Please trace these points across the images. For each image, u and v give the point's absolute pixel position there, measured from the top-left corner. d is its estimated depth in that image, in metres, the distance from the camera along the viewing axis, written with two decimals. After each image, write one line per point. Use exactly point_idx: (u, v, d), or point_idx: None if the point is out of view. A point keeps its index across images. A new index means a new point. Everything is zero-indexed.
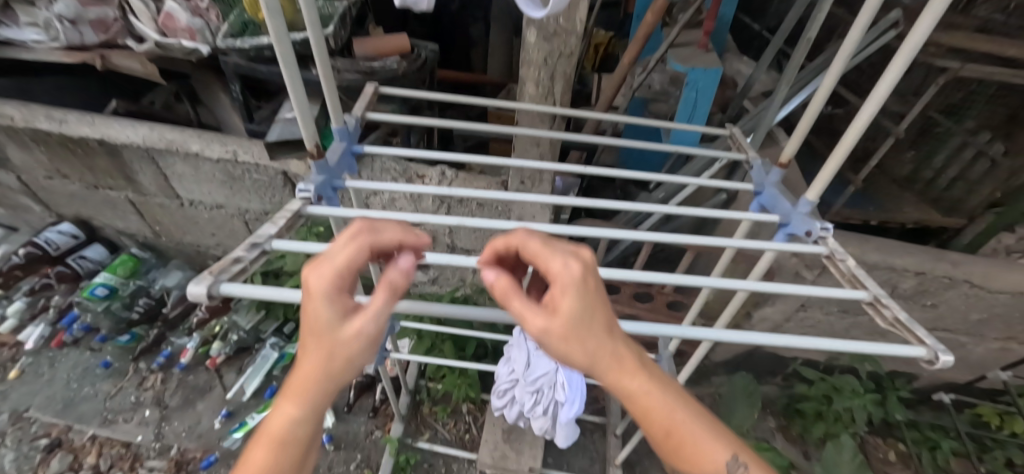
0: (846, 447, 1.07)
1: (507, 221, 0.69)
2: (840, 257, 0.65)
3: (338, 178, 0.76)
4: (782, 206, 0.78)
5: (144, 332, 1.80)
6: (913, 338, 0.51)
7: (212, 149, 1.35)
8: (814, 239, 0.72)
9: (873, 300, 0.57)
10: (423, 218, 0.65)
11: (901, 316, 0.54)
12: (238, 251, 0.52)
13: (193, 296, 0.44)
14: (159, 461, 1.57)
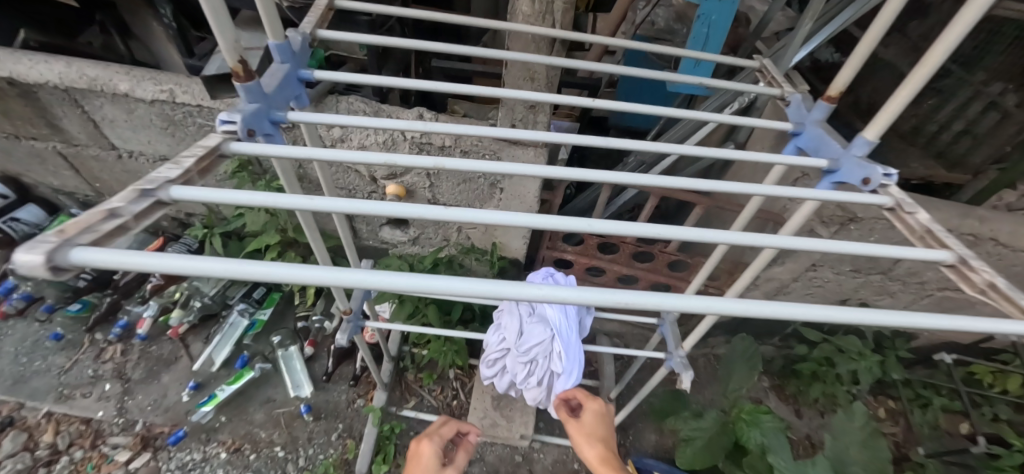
0: (857, 413, 1.01)
1: (499, 165, 0.51)
2: (909, 209, 0.54)
3: (277, 108, 0.58)
4: (832, 149, 0.65)
5: (97, 299, 1.65)
6: (1016, 310, 0.39)
7: (144, 88, 1.14)
8: (871, 189, 0.60)
9: (957, 262, 0.46)
10: (390, 159, 0.48)
11: (998, 281, 0.43)
12: (115, 200, 0.36)
13: (27, 270, 0.28)
14: (124, 437, 1.46)
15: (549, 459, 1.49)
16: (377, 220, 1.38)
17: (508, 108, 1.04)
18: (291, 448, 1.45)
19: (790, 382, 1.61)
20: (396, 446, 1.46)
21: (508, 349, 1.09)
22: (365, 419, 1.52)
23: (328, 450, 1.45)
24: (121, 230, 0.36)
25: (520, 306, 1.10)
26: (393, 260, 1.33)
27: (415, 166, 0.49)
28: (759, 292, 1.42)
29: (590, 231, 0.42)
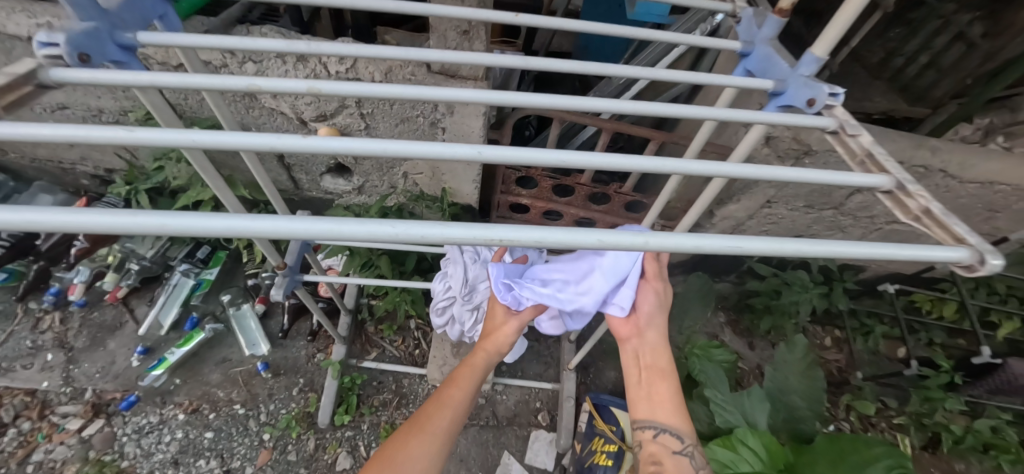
0: (798, 346, 1.04)
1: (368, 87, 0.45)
2: (851, 132, 0.50)
3: (124, 29, 0.47)
4: (780, 68, 0.58)
5: (24, 268, 1.51)
6: (949, 237, 0.39)
7: (17, 22, 0.95)
8: (816, 110, 0.55)
9: (894, 187, 0.44)
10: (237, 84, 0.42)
11: (933, 206, 0.41)
12: None
13: None
14: (73, 406, 1.42)
15: (511, 399, 1.55)
16: (316, 168, 1.28)
17: (440, 34, 0.93)
18: (251, 405, 1.44)
19: (743, 317, 1.67)
20: (359, 397, 1.47)
21: (456, 297, 1.07)
22: (326, 372, 1.51)
23: (290, 404, 1.45)
24: None
25: (466, 252, 1.07)
26: (337, 212, 1.26)
27: (285, 89, 0.45)
28: (716, 229, 1.40)
29: (478, 159, 0.39)
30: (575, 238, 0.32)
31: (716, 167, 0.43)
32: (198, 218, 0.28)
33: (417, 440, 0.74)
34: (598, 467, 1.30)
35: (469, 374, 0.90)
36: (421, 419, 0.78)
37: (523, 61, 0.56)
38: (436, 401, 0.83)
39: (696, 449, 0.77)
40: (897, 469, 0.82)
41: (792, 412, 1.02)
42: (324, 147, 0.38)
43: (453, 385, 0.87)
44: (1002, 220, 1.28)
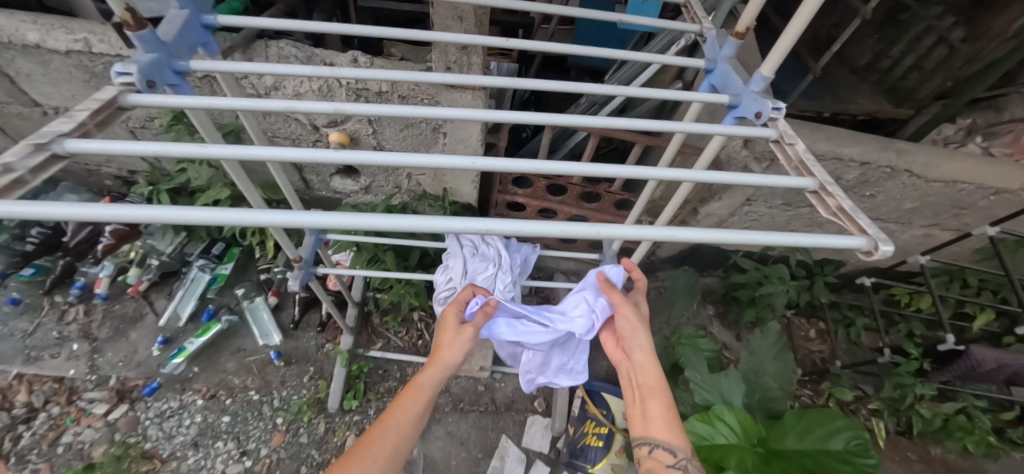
0: (771, 332, 1.14)
1: (393, 108, 0.62)
2: (788, 141, 0.59)
3: (179, 58, 0.58)
4: (735, 85, 0.68)
5: (50, 263, 1.60)
6: (855, 228, 0.48)
7: (56, 38, 1.03)
8: (763, 122, 0.64)
9: (818, 188, 0.53)
10: (287, 105, 0.56)
11: (846, 205, 0.50)
12: (6, 155, 0.38)
13: None
14: (99, 392, 1.51)
15: (508, 387, 1.64)
16: (326, 170, 1.38)
17: (441, 50, 1.03)
18: (265, 391, 1.53)
19: (730, 309, 1.76)
20: (365, 384, 1.57)
21: (456, 287, 1.14)
22: (335, 361, 1.61)
23: (301, 391, 1.55)
24: (20, 183, 0.38)
25: (464, 245, 1.16)
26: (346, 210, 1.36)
27: (316, 110, 0.57)
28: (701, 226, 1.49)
29: (474, 167, 0.47)
30: (548, 232, 0.41)
31: (657, 172, 0.55)
32: (265, 214, 0.37)
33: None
34: (591, 448, 1.45)
35: (417, 392, 0.80)
36: (361, 454, 0.67)
37: (510, 82, 0.74)
38: (378, 428, 0.72)
39: (690, 463, 0.70)
40: (855, 439, 0.93)
41: (765, 392, 1.12)
42: (349, 159, 0.45)
43: (398, 409, 0.76)
44: (969, 217, 1.37)
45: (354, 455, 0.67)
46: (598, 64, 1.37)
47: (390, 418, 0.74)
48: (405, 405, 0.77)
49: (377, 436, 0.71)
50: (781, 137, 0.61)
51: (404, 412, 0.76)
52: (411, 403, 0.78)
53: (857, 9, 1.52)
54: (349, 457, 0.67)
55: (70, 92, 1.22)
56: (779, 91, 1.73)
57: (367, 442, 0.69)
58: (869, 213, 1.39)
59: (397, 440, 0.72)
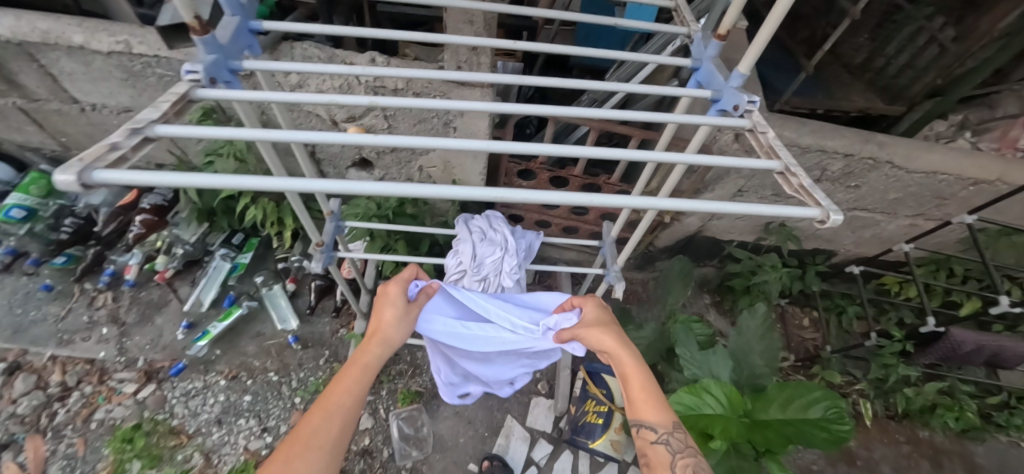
0: (758, 312, 1.21)
1: (419, 102, 0.71)
2: (761, 131, 0.70)
3: (234, 58, 0.69)
4: (718, 82, 0.78)
5: (80, 252, 1.69)
6: (811, 200, 0.57)
7: (100, 40, 1.13)
8: (740, 113, 0.75)
9: (783, 170, 0.62)
10: (331, 99, 0.65)
11: (805, 183, 0.59)
12: (114, 136, 0.48)
13: (62, 186, 0.40)
14: (128, 372, 1.61)
15: None
16: (343, 163, 1.47)
17: (452, 50, 1.12)
18: (284, 373, 1.63)
19: (725, 298, 1.84)
20: None
21: (465, 271, 1.21)
22: (349, 345, 1.70)
23: (318, 372, 1.64)
24: (124, 159, 0.48)
25: (473, 232, 1.24)
26: (362, 200, 1.45)
27: (353, 104, 0.67)
28: (695, 217, 1.57)
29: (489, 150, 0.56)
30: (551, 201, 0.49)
31: (648, 154, 0.63)
32: (314, 183, 0.44)
33: (302, 461, 0.59)
34: (591, 424, 1.52)
35: (360, 374, 0.78)
36: (304, 436, 0.63)
37: (518, 79, 0.83)
38: (320, 410, 0.68)
39: (673, 437, 0.65)
40: (832, 408, 0.99)
41: (753, 368, 1.19)
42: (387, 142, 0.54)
43: (338, 390, 0.73)
44: (951, 206, 1.44)
45: (296, 438, 0.62)
46: (599, 63, 1.46)
47: (330, 400, 0.70)
48: (346, 386, 0.74)
49: (319, 415, 0.67)
50: (754, 127, 0.72)
51: (344, 392, 0.72)
52: (352, 383, 0.75)
53: (846, 9, 1.60)
54: (290, 442, 0.62)
55: (107, 90, 1.32)
56: (773, 88, 1.80)
57: (309, 424, 0.65)
58: (855, 203, 1.47)
59: (342, 421, 0.68)
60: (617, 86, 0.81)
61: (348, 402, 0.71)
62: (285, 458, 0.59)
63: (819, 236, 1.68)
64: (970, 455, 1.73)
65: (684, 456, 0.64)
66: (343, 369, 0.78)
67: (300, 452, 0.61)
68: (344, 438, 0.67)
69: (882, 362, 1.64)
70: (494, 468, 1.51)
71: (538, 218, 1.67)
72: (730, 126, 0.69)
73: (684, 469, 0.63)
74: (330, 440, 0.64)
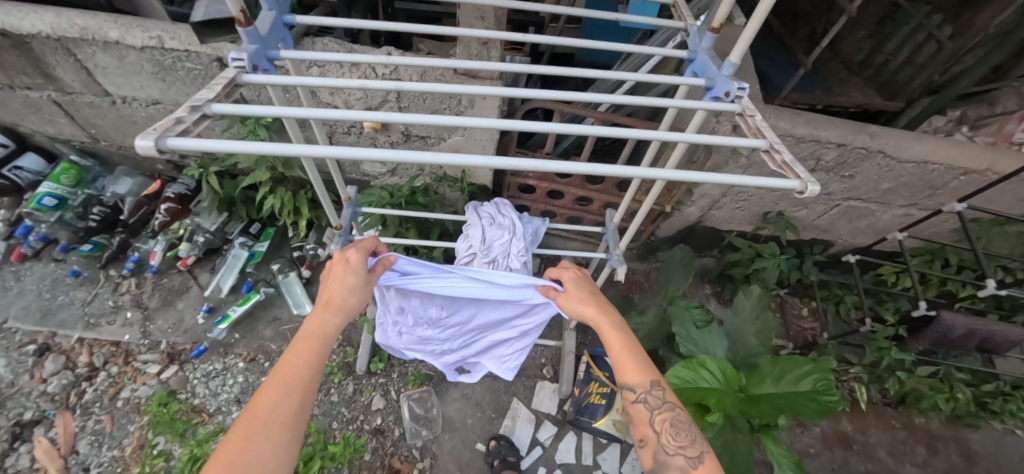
0: (753, 294, 1.28)
1: (438, 86, 0.80)
2: (750, 114, 0.77)
3: (271, 48, 0.76)
4: (711, 71, 0.85)
5: (106, 240, 1.79)
6: (792, 174, 0.63)
7: (134, 35, 1.21)
8: (732, 99, 0.81)
9: (768, 147, 0.69)
10: (360, 83, 0.77)
11: (788, 159, 0.65)
12: (179, 111, 0.55)
13: (143, 149, 0.48)
14: (151, 354, 1.68)
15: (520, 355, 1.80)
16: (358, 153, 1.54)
17: (465, 46, 1.19)
18: None
19: (725, 287, 1.91)
20: (390, 350, 1.74)
21: (476, 254, 1.27)
22: (361, 330, 1.77)
23: (332, 355, 1.71)
24: (187, 131, 0.56)
25: (482, 217, 1.31)
26: (376, 189, 1.53)
27: (380, 88, 0.78)
28: (696, 207, 1.63)
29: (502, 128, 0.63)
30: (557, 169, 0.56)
31: (646, 133, 0.70)
32: (350, 149, 0.51)
33: (265, 443, 0.53)
34: (594, 405, 1.59)
35: (317, 343, 0.68)
36: (262, 415, 0.55)
37: (528, 68, 0.89)
38: (278, 383, 0.60)
39: (651, 396, 0.67)
40: (822, 380, 1.05)
41: (749, 348, 1.25)
42: (413, 120, 0.61)
43: (294, 359, 0.64)
44: (942, 196, 1.49)
45: (253, 417, 0.55)
46: (604, 58, 1.52)
47: (286, 373, 0.61)
48: (302, 355, 0.65)
49: (279, 390, 0.58)
50: (744, 111, 0.79)
51: (302, 363, 0.64)
52: (309, 354, 0.65)
53: (843, 6, 1.65)
54: (247, 421, 0.54)
55: (137, 84, 1.40)
56: (772, 84, 1.86)
57: (266, 399, 0.57)
58: (851, 193, 1.52)
59: (302, 395, 0.60)
60: (624, 75, 0.88)
61: (306, 375, 0.63)
62: (246, 439, 0.52)
63: (817, 226, 1.74)
64: (966, 442, 1.76)
65: (662, 412, 0.67)
66: (296, 338, 0.67)
67: (261, 432, 0.54)
68: (308, 410, 0.60)
69: (875, 346, 1.72)
70: (501, 447, 1.57)
71: (543, 208, 1.74)
72: (721, 110, 0.76)
73: (663, 424, 0.66)
74: (293, 417, 0.57)
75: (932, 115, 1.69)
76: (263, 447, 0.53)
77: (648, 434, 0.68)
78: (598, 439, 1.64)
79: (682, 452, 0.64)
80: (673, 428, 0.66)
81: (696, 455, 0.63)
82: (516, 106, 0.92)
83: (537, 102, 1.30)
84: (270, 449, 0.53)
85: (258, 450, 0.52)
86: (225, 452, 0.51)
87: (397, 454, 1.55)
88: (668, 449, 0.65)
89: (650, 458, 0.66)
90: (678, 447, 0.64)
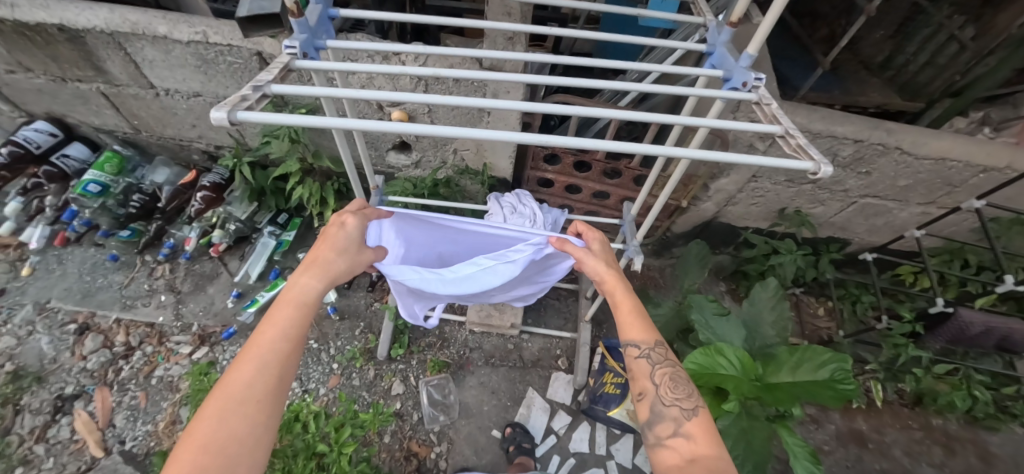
0: (769, 286, 1.32)
1: (472, 74, 0.85)
2: (766, 103, 0.81)
3: (317, 38, 0.83)
4: (729, 62, 0.89)
5: (143, 226, 1.89)
6: (807, 156, 0.66)
7: (181, 31, 1.29)
8: (749, 89, 0.85)
9: (784, 133, 0.73)
10: (402, 72, 0.81)
11: (802, 143, 0.69)
12: (244, 89, 0.63)
13: (217, 120, 0.55)
14: (184, 335, 1.75)
15: (536, 346, 1.84)
16: (384, 145, 1.62)
17: (492, 40, 1.25)
18: (323, 341, 1.76)
19: (740, 284, 1.94)
20: (409, 337, 1.79)
21: None
22: (381, 317, 1.84)
23: (354, 341, 1.77)
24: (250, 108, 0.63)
25: (504, 206, 1.36)
26: (401, 181, 1.59)
27: (420, 76, 0.82)
28: (711, 202, 1.65)
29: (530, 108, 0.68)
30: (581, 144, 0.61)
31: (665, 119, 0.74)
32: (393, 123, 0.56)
33: (242, 420, 0.52)
34: (608, 395, 1.61)
35: (296, 311, 0.65)
36: (238, 392, 0.53)
37: (554, 59, 0.93)
38: (256, 357, 0.57)
39: (654, 351, 0.72)
40: (839, 369, 1.06)
41: (764, 338, 1.28)
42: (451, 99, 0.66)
43: (269, 331, 0.61)
44: (961, 194, 1.49)
45: (226, 394, 0.53)
46: (623, 54, 1.55)
47: (263, 345, 0.59)
48: (277, 327, 0.62)
49: (255, 365, 0.56)
50: (761, 100, 0.83)
51: (278, 336, 0.61)
52: (287, 323, 0.63)
53: (861, 6, 1.67)
54: (218, 399, 0.52)
55: (180, 77, 1.49)
56: (790, 84, 1.88)
57: (242, 375, 0.55)
58: (867, 190, 1.54)
59: (280, 367, 0.59)
60: (648, 66, 0.91)
61: (285, 349, 0.60)
62: (220, 418, 0.51)
63: (832, 222, 1.75)
64: (984, 444, 1.73)
65: (663, 367, 0.72)
66: (274, 305, 0.64)
67: (237, 409, 0.52)
68: (286, 385, 0.58)
69: (892, 342, 1.75)
70: (516, 434, 1.61)
71: (561, 202, 1.78)
72: (739, 99, 0.79)
73: (662, 378, 0.71)
74: (271, 393, 0.56)
75: (954, 116, 1.69)
76: (242, 425, 0.51)
77: (647, 387, 0.72)
78: (612, 429, 1.67)
79: (677, 403, 0.68)
80: (671, 381, 0.71)
81: (692, 406, 0.67)
82: (541, 95, 0.96)
83: (557, 97, 1.34)
84: (249, 427, 0.52)
85: (236, 427, 0.51)
86: (200, 431, 0.49)
87: (416, 438, 1.60)
88: (665, 401, 0.69)
89: (646, 410, 0.70)
90: (674, 398, 0.69)
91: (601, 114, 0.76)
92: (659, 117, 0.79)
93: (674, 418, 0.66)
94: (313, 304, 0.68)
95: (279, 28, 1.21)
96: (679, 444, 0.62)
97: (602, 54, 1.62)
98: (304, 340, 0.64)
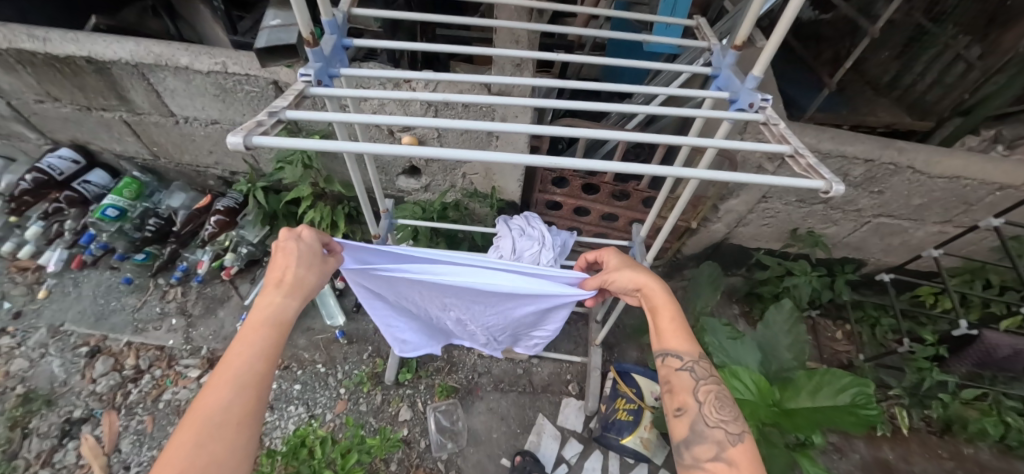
0: (784, 308, 1.28)
1: (481, 98, 0.86)
2: (773, 122, 0.81)
3: (331, 66, 0.86)
4: (735, 84, 0.90)
5: (157, 250, 1.92)
6: (818, 176, 0.65)
7: (201, 61, 1.34)
8: (755, 110, 0.85)
9: (793, 153, 0.73)
10: (412, 97, 0.83)
11: (812, 162, 0.69)
12: (260, 116, 0.64)
13: (233, 144, 0.56)
14: (193, 359, 1.75)
15: (546, 370, 1.81)
16: (395, 170, 1.65)
17: (500, 67, 1.28)
18: (331, 364, 1.75)
19: (753, 307, 1.90)
20: (417, 362, 1.77)
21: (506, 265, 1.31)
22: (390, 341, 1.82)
23: (361, 365, 1.76)
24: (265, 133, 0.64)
25: (512, 228, 1.36)
26: (410, 204, 1.60)
27: (430, 101, 0.84)
28: (721, 223, 1.64)
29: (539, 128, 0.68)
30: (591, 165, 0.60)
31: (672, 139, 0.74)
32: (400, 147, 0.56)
33: (219, 445, 0.51)
34: (620, 422, 1.58)
35: (270, 331, 0.63)
36: (213, 416, 0.52)
37: (560, 83, 0.93)
38: (229, 380, 0.56)
39: (698, 366, 0.70)
40: (861, 393, 1.03)
41: (781, 362, 1.25)
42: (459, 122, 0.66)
43: (241, 353, 0.59)
44: (977, 212, 1.47)
45: (201, 420, 0.51)
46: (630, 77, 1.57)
47: (236, 368, 0.57)
48: (250, 348, 0.60)
49: (230, 388, 0.55)
50: (769, 121, 0.82)
51: (252, 357, 0.59)
52: (262, 344, 0.61)
53: (863, 28, 1.69)
54: (193, 425, 0.51)
55: (199, 105, 1.53)
56: (798, 104, 1.88)
57: (217, 399, 0.54)
58: (880, 210, 1.52)
59: (254, 388, 0.57)
60: (655, 89, 0.91)
61: (260, 370, 0.59)
62: (196, 443, 0.50)
63: (846, 243, 1.72)
64: None
65: (707, 383, 0.69)
66: (244, 327, 0.62)
67: (214, 433, 0.51)
68: (263, 406, 0.58)
69: (915, 367, 1.69)
70: (526, 463, 1.56)
71: (570, 225, 1.77)
72: (746, 120, 0.80)
73: (706, 395, 0.69)
74: (247, 416, 0.55)
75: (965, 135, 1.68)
76: (220, 449, 0.51)
77: (688, 403, 0.69)
78: (626, 458, 1.61)
79: (722, 425, 0.65)
80: (716, 400, 0.68)
81: (738, 431, 0.64)
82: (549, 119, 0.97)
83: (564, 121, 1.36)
84: (225, 451, 0.51)
85: (213, 453, 0.50)
86: (174, 459, 0.48)
87: (422, 466, 1.56)
88: (708, 421, 0.66)
89: (686, 426, 0.67)
90: (719, 420, 0.66)
91: (608, 135, 0.76)
92: (665, 137, 0.79)
93: (718, 441, 0.63)
94: (288, 324, 0.67)
95: (296, 60, 1.25)
96: (720, 470, 0.60)
97: (609, 78, 1.65)
98: (279, 359, 0.63)
